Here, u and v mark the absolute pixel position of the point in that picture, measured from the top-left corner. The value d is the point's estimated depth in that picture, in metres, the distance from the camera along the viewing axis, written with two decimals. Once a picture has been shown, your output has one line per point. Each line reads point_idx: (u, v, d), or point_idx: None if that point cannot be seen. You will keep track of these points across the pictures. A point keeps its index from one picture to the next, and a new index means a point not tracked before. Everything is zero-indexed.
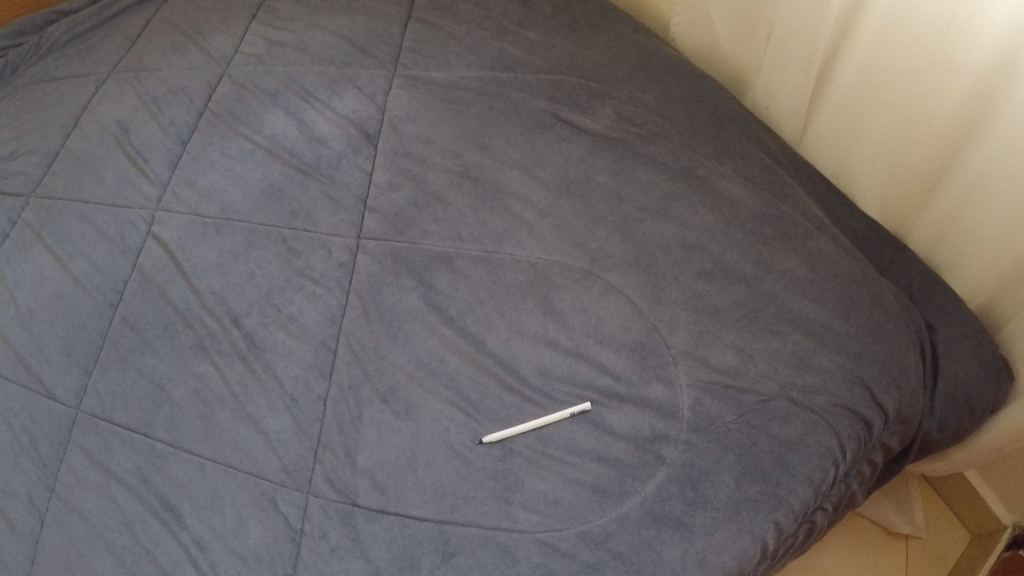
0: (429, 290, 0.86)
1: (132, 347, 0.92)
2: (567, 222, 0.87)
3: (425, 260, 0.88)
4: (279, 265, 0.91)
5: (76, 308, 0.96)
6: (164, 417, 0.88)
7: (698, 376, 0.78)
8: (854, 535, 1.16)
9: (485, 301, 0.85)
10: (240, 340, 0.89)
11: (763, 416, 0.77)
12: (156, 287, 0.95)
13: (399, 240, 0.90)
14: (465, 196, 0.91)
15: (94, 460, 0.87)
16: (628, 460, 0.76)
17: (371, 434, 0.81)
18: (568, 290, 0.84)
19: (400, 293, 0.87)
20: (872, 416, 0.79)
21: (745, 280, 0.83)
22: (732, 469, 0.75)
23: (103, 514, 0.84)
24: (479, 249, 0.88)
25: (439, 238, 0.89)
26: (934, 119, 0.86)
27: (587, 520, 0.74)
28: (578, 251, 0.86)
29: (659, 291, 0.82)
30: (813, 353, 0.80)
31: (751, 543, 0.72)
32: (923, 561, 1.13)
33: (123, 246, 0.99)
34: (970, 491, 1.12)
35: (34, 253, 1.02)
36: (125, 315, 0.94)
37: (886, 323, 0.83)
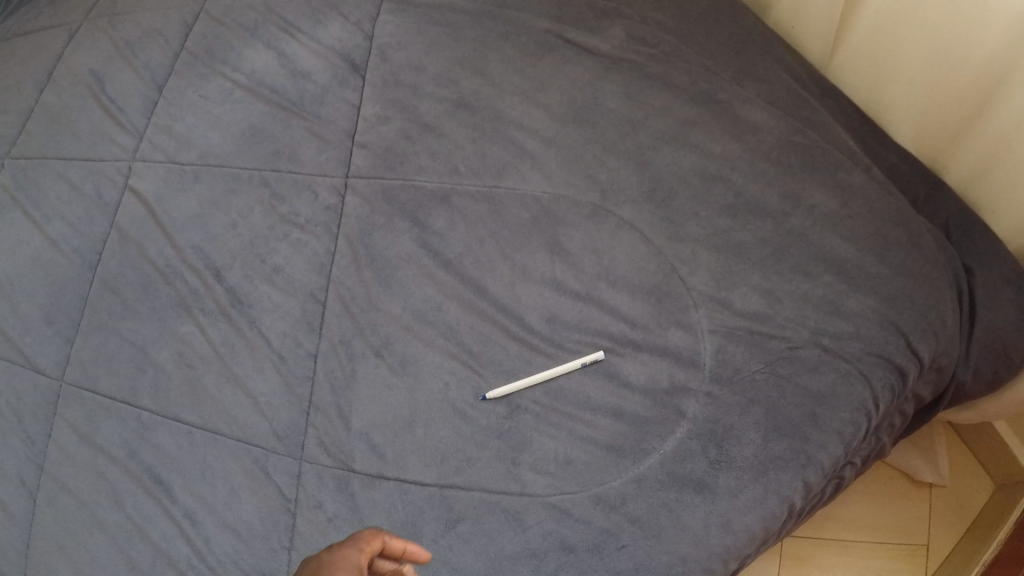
0: (424, 231, 0.78)
1: (113, 311, 0.84)
2: (573, 152, 0.78)
3: (419, 200, 0.79)
4: (261, 211, 0.83)
5: (53, 272, 0.87)
6: (149, 384, 0.81)
7: (721, 322, 0.72)
8: (873, 478, 1.08)
9: (487, 242, 0.76)
10: (223, 297, 0.82)
11: (793, 365, 0.72)
12: (134, 245, 0.85)
13: (389, 177, 0.79)
14: (462, 127, 0.80)
15: (81, 434, 0.82)
16: (646, 415, 0.71)
17: (364, 391, 0.75)
18: (578, 227, 0.76)
19: (391, 235, 0.78)
20: (909, 365, 0.72)
21: (771, 216, 0.76)
22: (758, 424, 0.70)
23: (92, 490, 0.80)
24: (478, 185, 0.78)
25: (434, 173, 0.79)
26: (981, 45, 0.78)
27: (603, 482, 0.70)
28: (587, 183, 0.77)
29: (677, 229, 0.75)
30: (844, 296, 0.74)
31: (779, 504, 0.69)
32: (944, 512, 1.04)
33: (100, 204, 0.88)
34: (996, 440, 1.01)
35: (12, 219, 0.91)
36: (105, 278, 0.85)
37: (926, 264, 0.76)
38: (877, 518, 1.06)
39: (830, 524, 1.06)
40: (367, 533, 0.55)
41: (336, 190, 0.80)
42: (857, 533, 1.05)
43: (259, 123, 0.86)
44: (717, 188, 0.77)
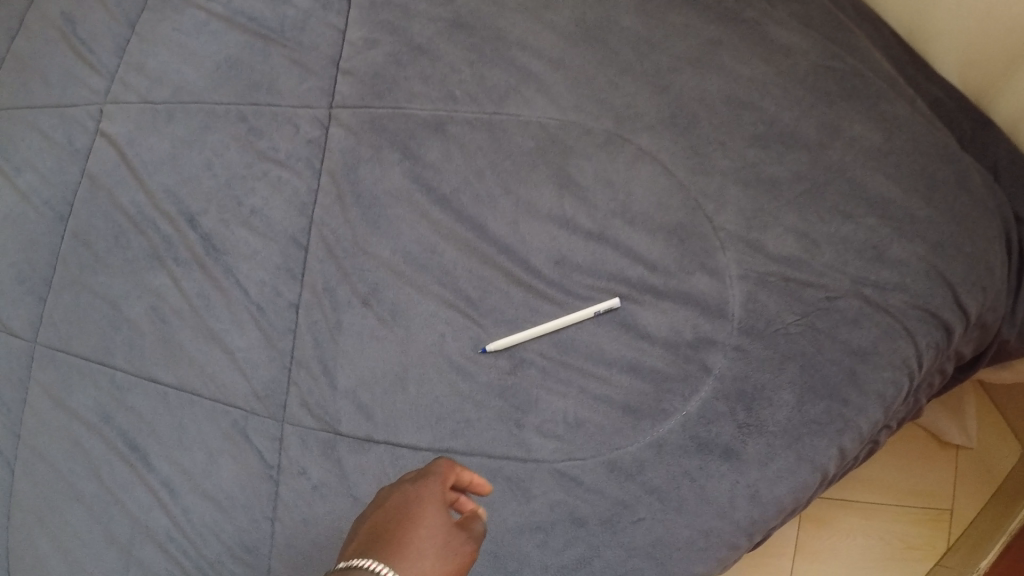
0: (417, 164, 0.69)
1: (84, 265, 0.76)
2: (585, 75, 0.69)
3: (410, 128, 0.70)
4: (239, 149, 0.74)
5: (25, 229, 0.79)
6: (122, 343, 0.74)
7: (752, 267, 0.64)
8: (894, 435, 0.97)
9: (486, 174, 0.68)
10: (197, 244, 0.73)
11: (831, 318, 0.64)
12: (105, 193, 0.77)
13: (377, 106, 0.71)
14: (459, 50, 0.71)
15: (55, 399, 0.75)
16: (668, 372, 0.64)
17: (352, 344, 0.67)
18: (589, 157, 0.67)
19: (379, 168, 0.69)
20: (957, 322, 0.65)
21: (808, 148, 0.67)
22: (793, 384, 0.63)
23: (68, 458, 0.74)
24: (477, 111, 0.69)
25: (426, 103, 0.70)
26: None
27: (617, 447, 0.63)
28: (599, 108, 0.68)
29: (702, 161, 0.66)
30: (888, 242, 0.65)
31: (812, 474, 0.62)
32: (969, 475, 0.94)
33: (71, 150, 0.79)
34: None
35: None
36: (76, 229, 0.77)
37: (976, 208, 0.66)
38: (897, 480, 0.96)
39: (846, 484, 0.96)
40: (451, 462, 0.48)
41: (319, 121, 0.72)
42: (877, 494, 0.96)
43: (236, 55, 0.76)
44: (747, 117, 0.68)
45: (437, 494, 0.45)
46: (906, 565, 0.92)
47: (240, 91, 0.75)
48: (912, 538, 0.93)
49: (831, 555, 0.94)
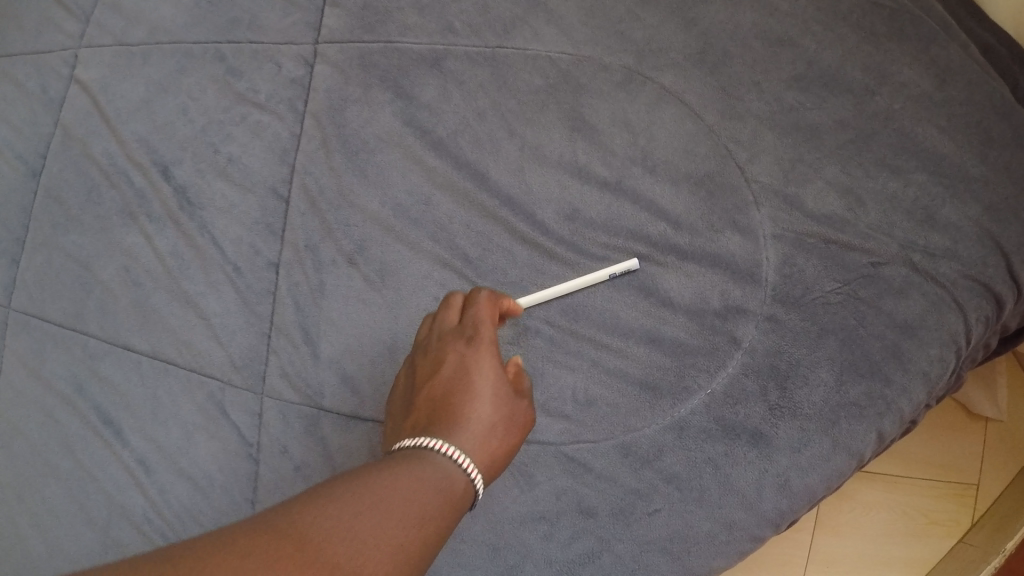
0: (410, 103, 0.60)
1: (55, 224, 0.67)
2: (602, 4, 0.61)
3: (404, 63, 0.61)
4: (217, 91, 0.67)
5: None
6: (94, 308, 0.65)
7: (788, 226, 0.57)
8: None
9: (489, 115, 0.60)
10: (171, 197, 0.66)
11: (875, 287, 0.56)
12: (77, 144, 0.68)
13: (366, 40, 0.62)
14: None
15: (28, 368, 0.66)
16: (690, 344, 0.56)
17: (335, 307, 0.59)
18: (605, 97, 0.59)
19: (368, 110, 0.61)
20: (1010, 295, 0.57)
21: (854, 93, 0.59)
22: (832, 360, 0.55)
23: (44, 434, 0.65)
24: (479, 45, 0.61)
25: (421, 34, 0.61)
26: None
27: (632, 428, 0.56)
28: (617, 43, 0.60)
29: (734, 103, 0.59)
30: (940, 202, 0.57)
31: (847, 460, 0.55)
32: (1000, 448, 0.83)
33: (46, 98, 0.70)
34: None
35: None
36: (48, 184, 0.68)
37: None
38: (923, 450, 0.84)
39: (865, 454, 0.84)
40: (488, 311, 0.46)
41: (303, 59, 0.66)
42: (900, 466, 0.83)
43: None
44: (785, 56, 0.60)
45: (490, 354, 0.43)
46: (929, 542, 0.81)
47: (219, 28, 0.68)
48: (937, 514, 0.82)
49: (852, 531, 0.82)
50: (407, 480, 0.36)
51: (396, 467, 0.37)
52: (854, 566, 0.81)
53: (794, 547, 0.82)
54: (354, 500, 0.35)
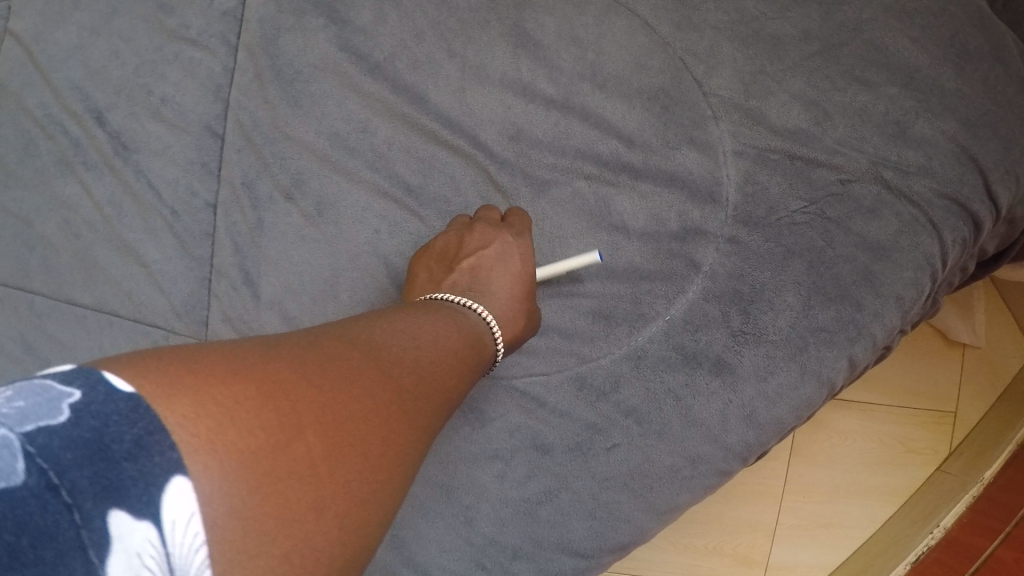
0: (342, 27, 0.56)
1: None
2: None
3: None
4: (147, 27, 0.63)
5: None
6: (38, 266, 0.63)
7: (750, 142, 0.54)
8: None
9: (427, 35, 0.55)
10: (106, 144, 0.63)
11: (845, 206, 0.53)
12: (11, 98, 0.64)
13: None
14: None
15: None
16: (646, 268, 0.54)
17: (274, 247, 0.55)
18: (551, 10, 0.55)
19: (302, 37, 0.56)
20: (987, 217, 0.55)
21: (819, 1, 0.55)
22: (799, 283, 0.52)
23: None
24: None
25: None
26: None
27: (588, 359, 0.53)
28: None
29: (690, 13, 0.55)
30: (913, 116, 0.54)
31: (816, 389, 0.53)
32: (977, 377, 0.81)
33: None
34: None
35: None
36: None
37: (1010, 83, 0.56)
38: (901, 378, 0.81)
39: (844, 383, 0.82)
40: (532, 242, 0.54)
41: None
42: (876, 393, 0.81)
43: None
44: None
45: (526, 253, 0.51)
46: (907, 471, 0.80)
47: None
48: (914, 442, 0.80)
49: (827, 459, 0.80)
50: (454, 326, 0.46)
51: (449, 313, 0.47)
52: (834, 492, 0.79)
53: (771, 475, 0.80)
54: (426, 330, 0.44)
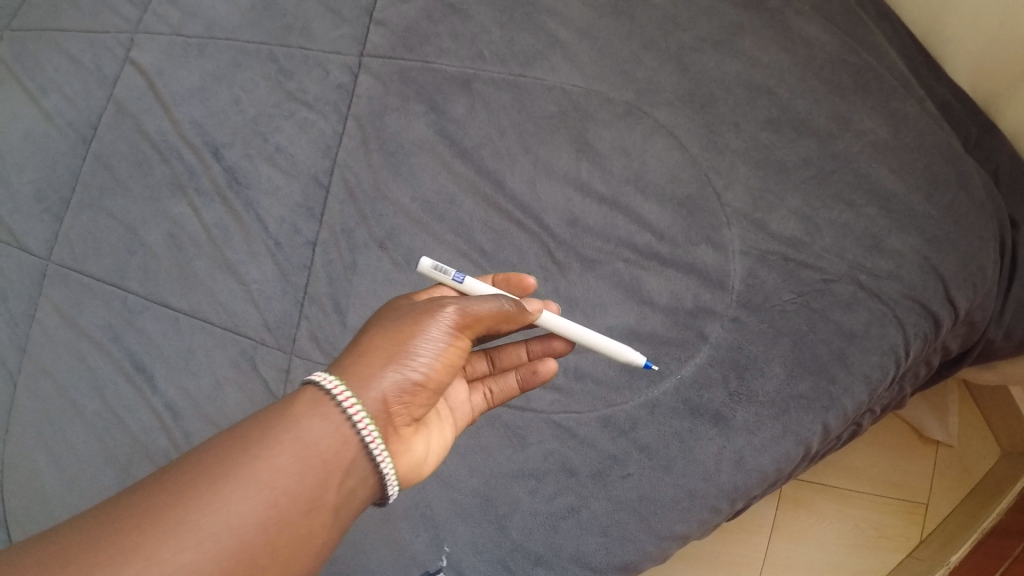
0: (442, 118, 0.73)
1: (104, 189, 0.83)
2: (610, 45, 0.71)
3: (438, 82, 0.73)
4: (267, 88, 0.78)
5: (49, 147, 0.87)
6: (136, 267, 0.79)
7: (754, 244, 0.67)
8: (876, 425, 1.00)
9: (508, 132, 0.71)
10: (219, 176, 0.78)
11: (825, 299, 0.66)
12: (130, 121, 0.83)
13: (407, 58, 0.74)
14: (489, 6, 0.73)
15: (65, 317, 0.81)
16: (666, 335, 0.67)
17: (365, 285, 0.71)
18: (607, 126, 0.70)
19: (405, 118, 0.73)
20: (948, 317, 0.66)
21: (817, 136, 0.69)
22: (785, 357, 0.65)
23: (73, 376, 0.79)
24: (503, 72, 0.72)
25: (455, 57, 0.73)
26: None
27: (613, 403, 0.67)
28: (622, 80, 0.70)
29: (714, 138, 0.69)
30: (887, 233, 0.67)
31: (795, 446, 0.64)
32: (947, 471, 0.97)
33: (99, 75, 0.87)
34: (1010, 406, 0.94)
35: (7, 84, 0.92)
36: (99, 153, 0.84)
37: (975, 206, 0.68)
38: (881, 470, 0.98)
39: (828, 470, 0.99)
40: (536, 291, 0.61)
41: (349, 69, 0.75)
42: (856, 482, 0.98)
43: None
44: (762, 100, 0.70)
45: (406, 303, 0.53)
46: (878, 554, 0.96)
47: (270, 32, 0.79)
48: (887, 528, 0.97)
49: (806, 537, 0.97)
50: (271, 459, 0.42)
51: (269, 440, 0.43)
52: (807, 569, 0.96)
53: (755, 549, 0.97)
54: (273, 419, 0.44)
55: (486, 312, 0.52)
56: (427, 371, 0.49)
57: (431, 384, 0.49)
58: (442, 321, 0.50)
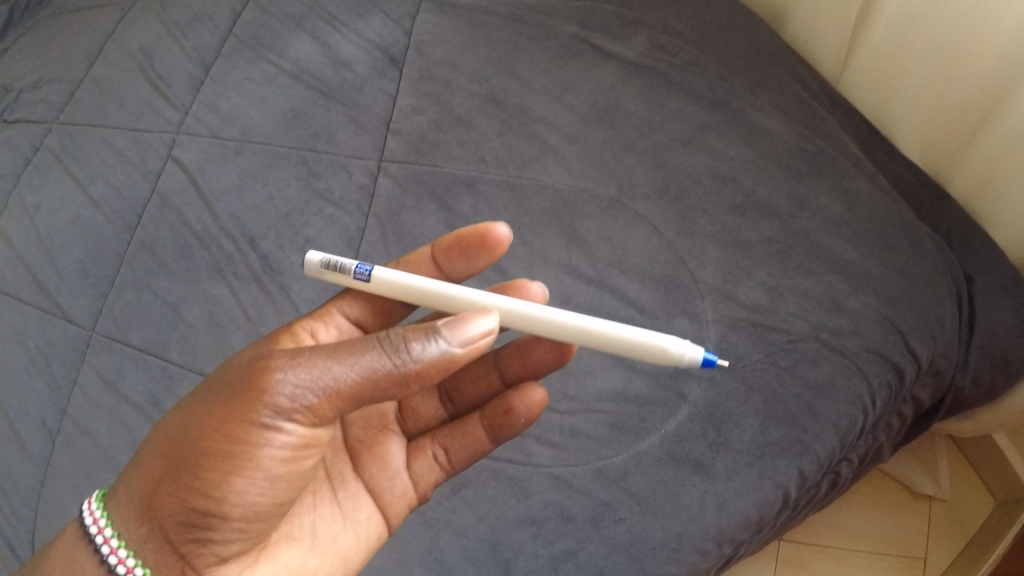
0: (451, 215, 0.85)
1: (148, 270, 0.92)
2: (593, 149, 0.87)
3: (448, 184, 0.87)
4: (298, 188, 0.92)
5: (95, 231, 0.97)
6: (176, 339, 0.87)
7: (725, 313, 0.77)
8: (869, 487, 1.11)
9: (508, 227, 0.83)
10: (255, 262, 0.88)
11: (792, 357, 0.76)
12: (174, 211, 0.95)
13: (420, 163, 0.89)
14: (491, 120, 0.90)
15: (106, 381, 0.86)
16: (650, 396, 0.76)
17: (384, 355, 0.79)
18: (594, 218, 0.83)
19: (418, 215, 0.85)
20: (909, 365, 0.76)
21: (779, 217, 0.82)
22: (758, 410, 0.74)
23: (112, 436, 0.83)
24: (503, 175, 0.86)
25: (462, 163, 0.88)
26: (983, 54, 0.81)
27: (605, 456, 0.75)
28: (605, 179, 0.85)
29: (688, 225, 0.82)
30: (846, 295, 0.78)
31: (773, 490, 0.72)
32: (943, 525, 1.07)
33: (144, 170, 1.00)
34: (997, 456, 1.04)
35: (56, 177, 1.04)
36: (143, 238, 0.94)
37: (926, 267, 0.79)
38: (877, 529, 1.08)
39: (826, 532, 1.09)
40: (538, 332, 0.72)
41: (369, 172, 0.90)
42: (852, 542, 1.07)
43: (300, 107, 0.97)
44: (728, 190, 0.84)
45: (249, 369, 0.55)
46: None
47: (302, 141, 0.95)
48: None
49: None
50: None
51: None
52: None
53: None
54: None
55: (330, 391, 0.52)
56: (230, 499, 0.54)
57: (250, 501, 0.54)
58: (271, 410, 0.53)
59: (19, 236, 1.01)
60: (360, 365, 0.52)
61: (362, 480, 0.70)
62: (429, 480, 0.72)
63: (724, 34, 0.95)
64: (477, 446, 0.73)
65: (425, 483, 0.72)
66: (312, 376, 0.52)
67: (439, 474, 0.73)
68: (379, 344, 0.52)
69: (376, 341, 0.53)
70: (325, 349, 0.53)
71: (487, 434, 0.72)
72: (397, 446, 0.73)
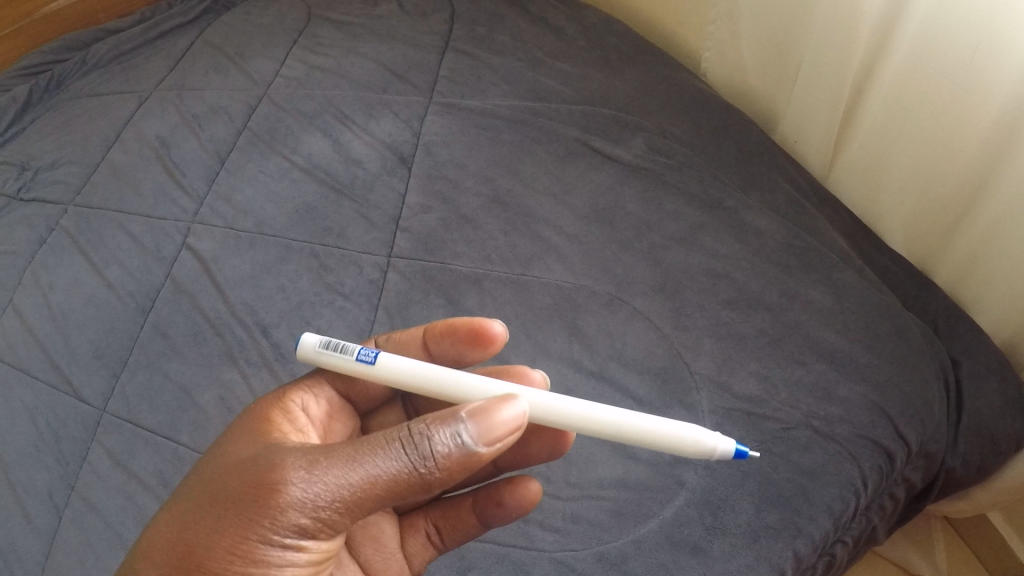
0: (457, 309, 0.89)
1: (161, 353, 0.95)
2: (593, 247, 0.92)
3: (454, 280, 0.91)
4: (309, 280, 0.96)
5: (109, 312, 1.01)
6: (188, 422, 0.89)
7: (721, 403, 0.80)
8: (867, 570, 1.13)
9: (513, 322, 0.87)
10: (268, 349, 0.92)
11: (785, 444, 0.78)
12: (188, 298, 0.98)
13: (428, 259, 0.93)
14: (496, 220, 0.96)
15: (117, 461, 0.88)
16: (648, 483, 0.78)
17: None
18: (594, 313, 0.87)
19: (426, 308, 0.89)
20: (899, 450, 0.78)
21: (771, 309, 0.86)
22: (752, 495, 0.76)
23: (120, 513, 0.84)
24: (508, 272, 0.91)
25: (468, 260, 0.93)
26: (959, 152, 0.85)
27: (606, 541, 0.75)
28: (604, 276, 0.90)
29: (683, 319, 0.86)
30: (836, 383, 0.81)
31: (767, 571, 0.73)
32: None
33: (159, 256, 1.03)
34: (993, 535, 1.07)
35: (70, 258, 1.07)
36: (156, 322, 0.98)
37: (913, 354, 0.83)
38: None
39: None
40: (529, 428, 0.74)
41: (379, 267, 0.94)
42: None
43: (312, 201, 1.04)
44: (722, 285, 0.88)
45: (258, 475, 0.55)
46: None
47: (314, 235, 1.00)
48: None
49: None
50: None
51: None
52: None
53: None
54: None
55: (351, 502, 0.53)
56: None
57: None
58: (295, 520, 0.53)
59: (32, 312, 1.04)
60: (383, 474, 0.53)
61: (358, 562, 0.73)
62: (422, 557, 0.76)
63: (717, 137, 1.03)
64: (467, 529, 0.75)
65: (419, 560, 0.76)
66: (332, 492, 0.53)
67: (432, 551, 0.76)
68: (403, 451, 0.54)
69: (397, 445, 0.54)
70: (338, 455, 0.54)
71: (477, 520, 0.74)
72: (389, 525, 0.77)
